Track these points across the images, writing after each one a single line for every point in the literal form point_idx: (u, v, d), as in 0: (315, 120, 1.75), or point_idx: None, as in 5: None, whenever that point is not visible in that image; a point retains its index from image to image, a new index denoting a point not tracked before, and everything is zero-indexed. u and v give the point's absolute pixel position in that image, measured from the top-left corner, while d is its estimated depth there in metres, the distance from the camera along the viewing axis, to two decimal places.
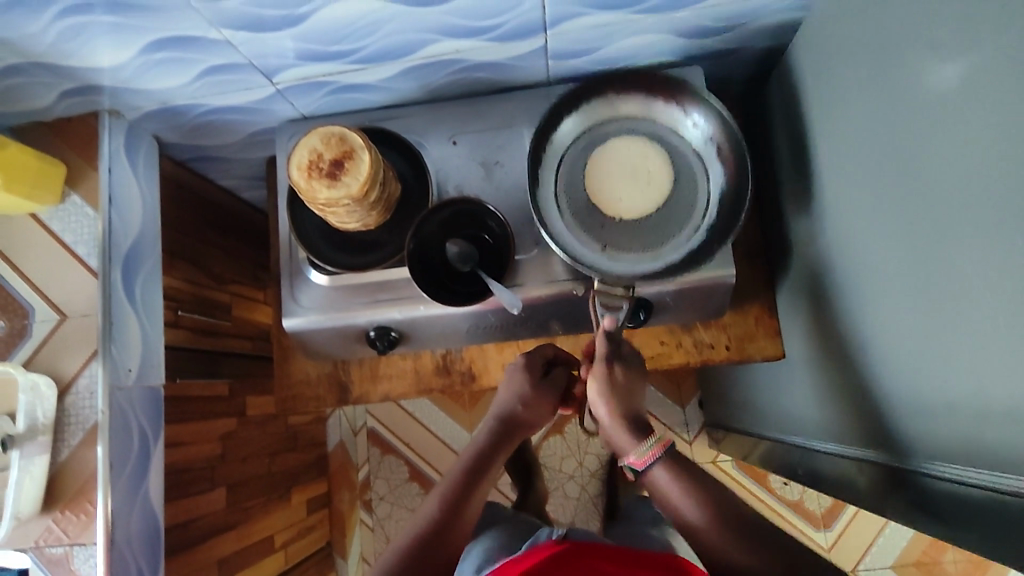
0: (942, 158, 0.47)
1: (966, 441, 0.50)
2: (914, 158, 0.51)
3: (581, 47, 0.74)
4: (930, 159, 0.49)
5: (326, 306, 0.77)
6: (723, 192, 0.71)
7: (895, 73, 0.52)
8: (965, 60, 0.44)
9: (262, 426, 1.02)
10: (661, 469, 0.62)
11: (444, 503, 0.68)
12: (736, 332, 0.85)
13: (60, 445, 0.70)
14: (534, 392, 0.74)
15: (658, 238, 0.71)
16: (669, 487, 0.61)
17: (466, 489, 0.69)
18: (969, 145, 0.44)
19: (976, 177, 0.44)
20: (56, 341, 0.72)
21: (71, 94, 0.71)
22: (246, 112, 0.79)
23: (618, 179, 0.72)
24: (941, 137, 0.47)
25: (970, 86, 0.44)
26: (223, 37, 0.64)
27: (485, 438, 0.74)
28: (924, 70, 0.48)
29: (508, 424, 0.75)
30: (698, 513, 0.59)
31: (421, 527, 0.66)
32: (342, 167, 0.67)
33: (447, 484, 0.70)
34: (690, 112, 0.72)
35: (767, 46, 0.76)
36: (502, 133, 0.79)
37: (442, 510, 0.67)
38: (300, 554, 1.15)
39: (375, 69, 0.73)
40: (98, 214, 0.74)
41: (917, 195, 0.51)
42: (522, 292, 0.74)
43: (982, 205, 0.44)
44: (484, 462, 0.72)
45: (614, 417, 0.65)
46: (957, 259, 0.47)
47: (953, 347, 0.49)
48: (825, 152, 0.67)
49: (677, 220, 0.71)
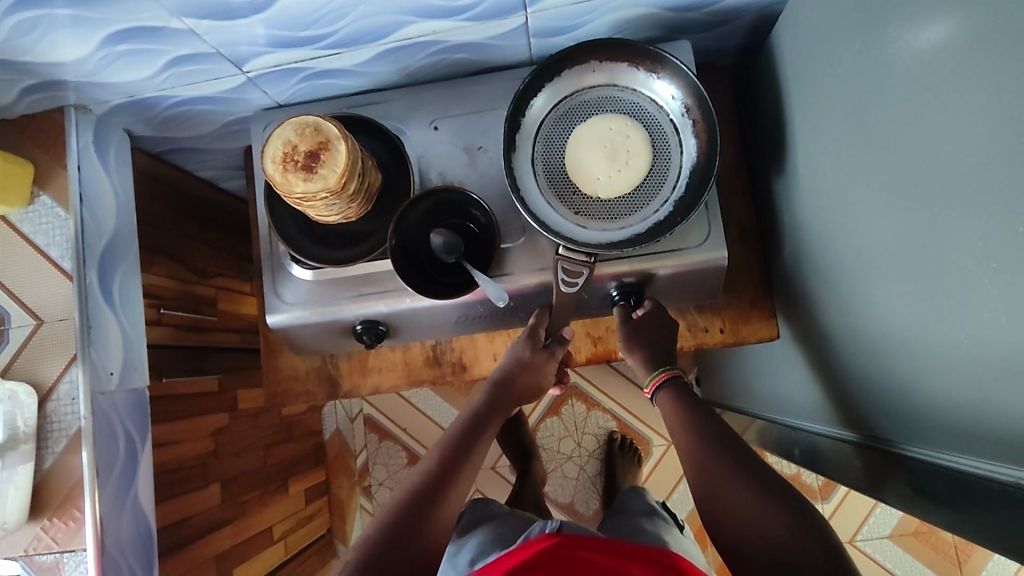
0: (935, 138, 0.45)
1: (970, 431, 0.48)
2: (908, 138, 0.49)
3: (562, 24, 0.70)
4: (924, 140, 0.47)
5: (311, 301, 0.75)
6: (697, 161, 0.70)
7: (890, 46, 0.50)
8: (966, 35, 0.41)
9: (254, 420, 1.01)
10: (667, 397, 0.73)
11: (445, 459, 0.68)
12: (730, 315, 0.84)
13: (44, 452, 0.69)
14: (529, 355, 0.75)
15: (628, 210, 0.70)
16: (672, 423, 0.71)
17: (462, 450, 0.69)
18: (965, 126, 0.42)
19: (972, 161, 0.42)
20: (33, 348, 0.70)
21: (33, 90, 0.68)
22: (219, 102, 0.76)
23: (592, 148, 0.70)
24: (936, 117, 0.45)
25: (963, 64, 0.42)
26: (185, 27, 0.60)
27: (482, 402, 0.74)
28: (922, 45, 0.46)
29: (505, 389, 0.75)
30: (686, 436, 0.68)
31: (418, 481, 0.65)
32: (318, 159, 0.65)
33: (441, 445, 0.69)
34: (665, 81, 0.69)
35: (756, 17, 0.73)
36: (485, 117, 0.76)
37: (436, 468, 0.66)
38: (301, 543, 1.16)
39: (349, 54, 0.70)
40: (69, 215, 0.71)
41: (913, 176, 0.49)
42: (510, 281, 0.73)
43: (978, 191, 0.42)
44: (478, 424, 0.72)
45: (637, 359, 0.76)
46: (954, 246, 0.45)
47: (949, 336, 0.48)
48: (816, 130, 0.64)
49: (647, 194, 0.70)
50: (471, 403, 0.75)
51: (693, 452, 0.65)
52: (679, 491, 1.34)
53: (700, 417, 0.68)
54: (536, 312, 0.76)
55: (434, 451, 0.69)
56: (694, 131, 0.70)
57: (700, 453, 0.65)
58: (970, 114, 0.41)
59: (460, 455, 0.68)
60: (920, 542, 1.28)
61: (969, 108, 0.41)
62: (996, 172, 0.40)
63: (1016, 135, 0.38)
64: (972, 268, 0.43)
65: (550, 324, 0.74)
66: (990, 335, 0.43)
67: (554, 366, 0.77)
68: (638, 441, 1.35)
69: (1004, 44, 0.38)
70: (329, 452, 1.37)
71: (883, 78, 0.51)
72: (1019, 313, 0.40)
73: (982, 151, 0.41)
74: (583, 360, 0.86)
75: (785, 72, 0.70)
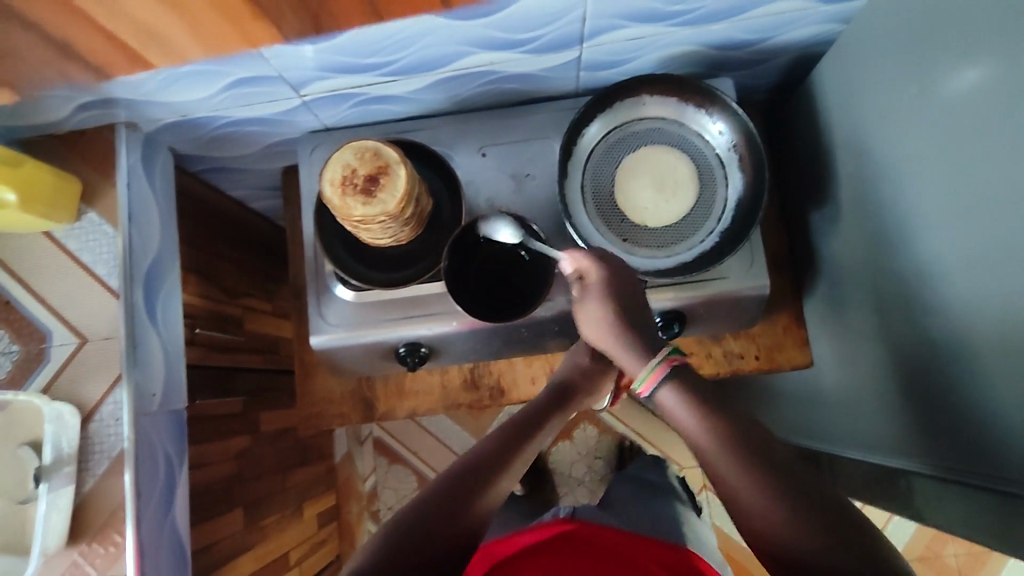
0: (1003, 179, 0.48)
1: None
2: (975, 178, 0.51)
3: (614, 59, 0.73)
4: (992, 179, 0.49)
5: (355, 323, 0.76)
6: (743, 193, 0.72)
7: (953, 91, 0.53)
8: None
9: (274, 442, 1.00)
10: (669, 393, 0.56)
11: (497, 444, 0.60)
12: (765, 342, 0.86)
13: (84, 474, 0.67)
14: (594, 362, 0.71)
15: (675, 238, 0.72)
16: (688, 422, 0.54)
17: (520, 439, 0.62)
18: None
19: None
20: (76, 367, 0.68)
21: (86, 108, 0.67)
22: (267, 124, 0.77)
23: (639, 175, 0.73)
24: (1004, 158, 0.48)
25: None
26: (254, 51, 0.61)
27: (543, 404, 0.68)
28: (990, 91, 0.49)
29: (565, 392, 0.69)
30: (710, 435, 0.52)
31: (471, 460, 0.58)
32: (377, 183, 0.65)
33: (498, 433, 0.62)
34: (714, 116, 0.72)
35: (797, 56, 0.76)
36: (533, 145, 0.78)
37: (495, 447, 0.60)
38: (312, 569, 1.13)
39: (406, 81, 0.71)
40: (118, 232, 0.70)
41: (982, 216, 0.51)
42: (552, 305, 0.74)
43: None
44: (538, 420, 0.66)
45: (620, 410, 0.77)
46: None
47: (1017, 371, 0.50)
48: (865, 165, 0.67)
49: (692, 224, 0.72)
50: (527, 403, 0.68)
51: (745, 467, 0.49)
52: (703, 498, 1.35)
53: (726, 426, 0.52)
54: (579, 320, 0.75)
55: (472, 449, 0.60)
56: (739, 165, 0.72)
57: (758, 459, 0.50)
58: None
59: (506, 449, 0.60)
60: (926, 566, 1.30)
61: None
62: None
63: None
64: None
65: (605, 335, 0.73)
66: None
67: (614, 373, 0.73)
68: None
69: None
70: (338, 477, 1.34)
71: (945, 119, 0.54)
72: None
73: None
74: None
75: (829, 110, 0.73)
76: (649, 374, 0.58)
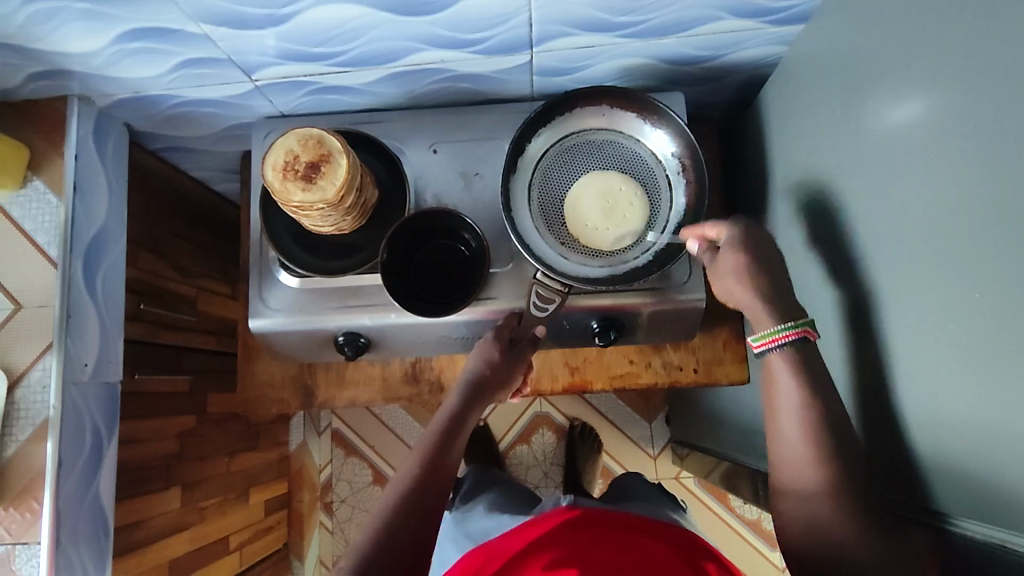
0: (926, 204, 0.49)
1: (943, 487, 0.50)
2: (901, 202, 0.52)
3: (569, 66, 0.74)
4: (918, 205, 0.50)
5: (295, 309, 0.76)
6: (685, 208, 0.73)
7: (886, 115, 0.53)
8: (957, 114, 0.45)
9: (220, 425, 1.00)
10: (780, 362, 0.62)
11: (422, 468, 0.67)
12: (705, 354, 0.85)
13: (8, 439, 0.67)
14: (500, 358, 0.73)
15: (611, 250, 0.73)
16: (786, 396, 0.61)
17: (438, 455, 0.68)
18: (956, 196, 0.45)
19: (961, 231, 0.45)
20: (9, 332, 0.69)
21: (38, 77, 0.68)
22: (222, 107, 0.77)
23: (589, 180, 0.73)
24: (929, 185, 0.48)
25: (957, 129, 0.45)
26: (201, 32, 0.62)
27: (456, 407, 0.73)
28: (916, 115, 0.49)
29: (477, 391, 0.73)
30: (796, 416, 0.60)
31: (399, 493, 0.64)
32: (319, 170, 0.66)
33: (417, 453, 0.69)
34: (658, 128, 0.73)
35: (748, 74, 0.78)
36: (484, 145, 0.79)
37: (418, 472, 0.66)
38: (254, 556, 1.14)
39: (358, 73, 0.72)
40: (62, 202, 0.71)
41: (905, 239, 0.52)
42: (491, 304, 0.74)
43: (967, 254, 0.45)
44: (455, 426, 0.71)
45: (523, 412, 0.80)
46: (937, 309, 0.48)
47: (930, 394, 0.50)
48: (807, 186, 0.68)
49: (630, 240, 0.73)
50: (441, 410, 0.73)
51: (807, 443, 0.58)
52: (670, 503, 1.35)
53: None
54: (501, 316, 0.76)
55: (401, 476, 0.66)
56: (685, 181, 0.73)
57: (813, 440, 0.58)
58: (962, 189, 0.45)
59: (434, 463, 0.67)
60: None
61: (958, 179, 0.45)
62: (982, 243, 0.43)
63: (1004, 211, 0.41)
64: (957, 327, 0.46)
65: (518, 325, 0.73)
66: (970, 394, 0.46)
67: (523, 367, 0.76)
68: (602, 474, 1.36)
69: (993, 129, 0.41)
70: (292, 466, 1.34)
71: (878, 143, 0.55)
72: (1001, 379, 0.42)
73: (969, 223, 0.44)
74: (561, 389, 0.86)
75: (777, 130, 0.74)
76: (773, 336, 0.62)
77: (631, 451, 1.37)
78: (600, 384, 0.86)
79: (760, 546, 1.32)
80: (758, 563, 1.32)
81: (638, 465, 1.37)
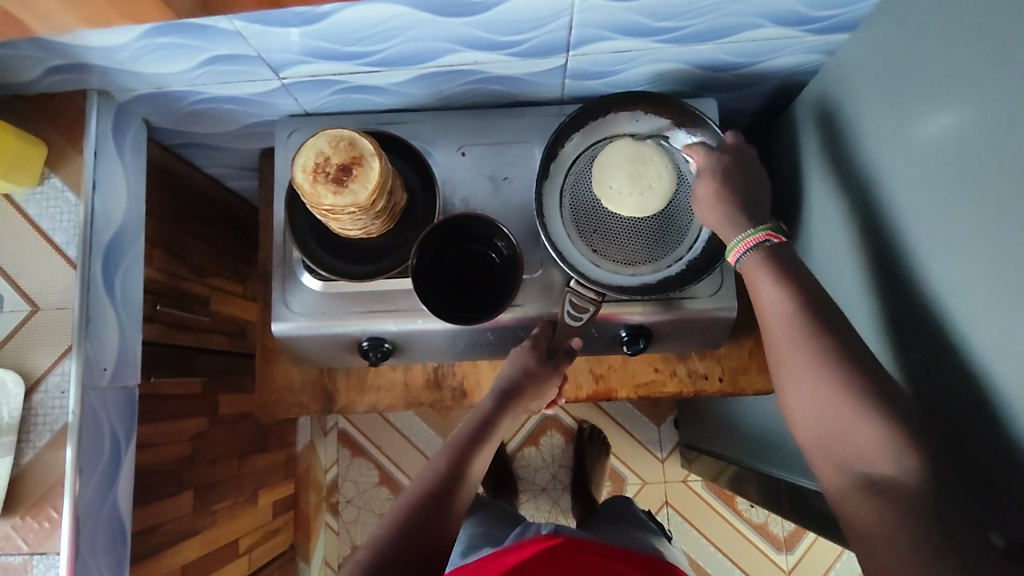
0: (976, 224, 0.48)
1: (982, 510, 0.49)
2: (948, 217, 0.51)
3: (602, 70, 0.73)
4: (966, 223, 0.49)
5: (319, 313, 0.74)
6: None
7: (935, 129, 0.52)
8: (1012, 134, 0.44)
9: (231, 427, 0.98)
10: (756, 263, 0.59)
11: (444, 472, 0.65)
12: (730, 363, 0.85)
13: (24, 446, 0.65)
14: (538, 366, 0.72)
15: (643, 258, 0.72)
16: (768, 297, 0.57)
17: (462, 460, 0.67)
18: (1012, 217, 0.44)
19: (1013, 252, 0.44)
20: (27, 334, 0.67)
21: (57, 72, 0.66)
22: (245, 104, 0.75)
23: (624, 161, 0.70)
24: (978, 204, 0.48)
25: (1013, 150, 0.44)
26: (233, 29, 0.60)
27: (487, 413, 0.71)
28: (968, 132, 0.49)
29: (512, 398, 0.72)
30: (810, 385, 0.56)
31: (416, 495, 0.62)
32: (350, 173, 0.64)
33: (441, 457, 0.67)
34: (694, 136, 0.72)
35: (782, 81, 0.77)
36: (513, 148, 0.77)
37: (439, 475, 0.64)
38: (263, 558, 1.12)
39: (388, 73, 0.71)
40: (80, 200, 0.69)
41: (950, 258, 0.51)
42: (519, 311, 0.73)
43: (1020, 280, 0.44)
44: (483, 432, 0.70)
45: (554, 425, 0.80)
46: (985, 330, 0.48)
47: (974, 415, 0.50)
48: (844, 197, 0.67)
49: (662, 248, 0.72)
50: (471, 415, 0.72)
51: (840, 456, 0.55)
52: (678, 506, 1.35)
53: None
54: (537, 325, 0.74)
55: (419, 479, 0.65)
56: None
57: None
58: (1015, 210, 0.44)
59: (455, 469, 0.65)
60: None
61: (1012, 202, 0.44)
62: None
63: None
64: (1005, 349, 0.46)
65: (555, 336, 0.72)
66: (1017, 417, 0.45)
67: (557, 377, 0.74)
68: (611, 477, 1.36)
69: None
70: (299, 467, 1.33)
71: (923, 159, 0.54)
72: None
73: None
74: (584, 396, 0.85)
75: (811, 139, 0.74)
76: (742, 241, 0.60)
77: (639, 454, 1.37)
78: (624, 392, 0.85)
79: (766, 550, 1.32)
80: (764, 566, 1.32)
81: (647, 469, 1.36)
